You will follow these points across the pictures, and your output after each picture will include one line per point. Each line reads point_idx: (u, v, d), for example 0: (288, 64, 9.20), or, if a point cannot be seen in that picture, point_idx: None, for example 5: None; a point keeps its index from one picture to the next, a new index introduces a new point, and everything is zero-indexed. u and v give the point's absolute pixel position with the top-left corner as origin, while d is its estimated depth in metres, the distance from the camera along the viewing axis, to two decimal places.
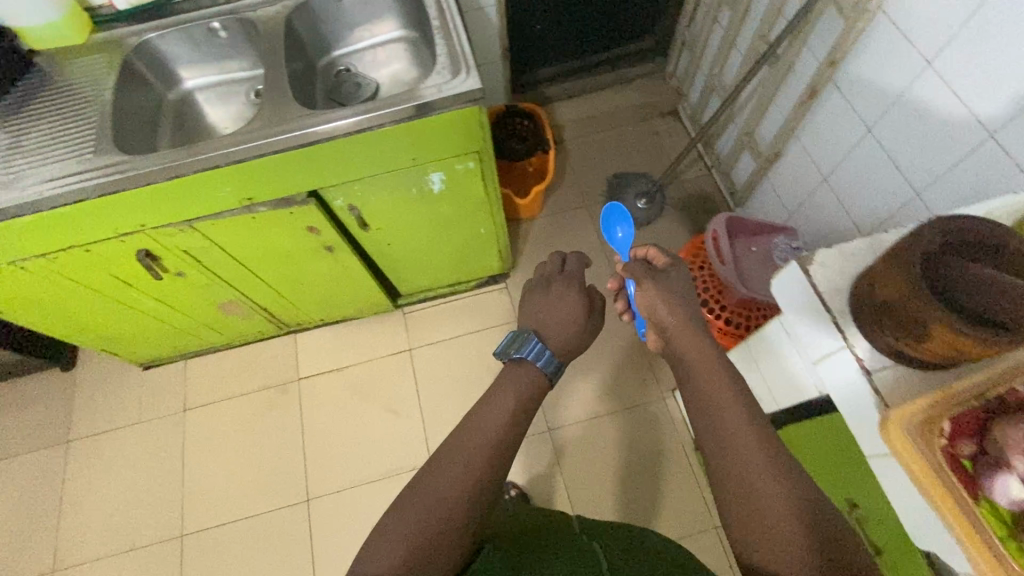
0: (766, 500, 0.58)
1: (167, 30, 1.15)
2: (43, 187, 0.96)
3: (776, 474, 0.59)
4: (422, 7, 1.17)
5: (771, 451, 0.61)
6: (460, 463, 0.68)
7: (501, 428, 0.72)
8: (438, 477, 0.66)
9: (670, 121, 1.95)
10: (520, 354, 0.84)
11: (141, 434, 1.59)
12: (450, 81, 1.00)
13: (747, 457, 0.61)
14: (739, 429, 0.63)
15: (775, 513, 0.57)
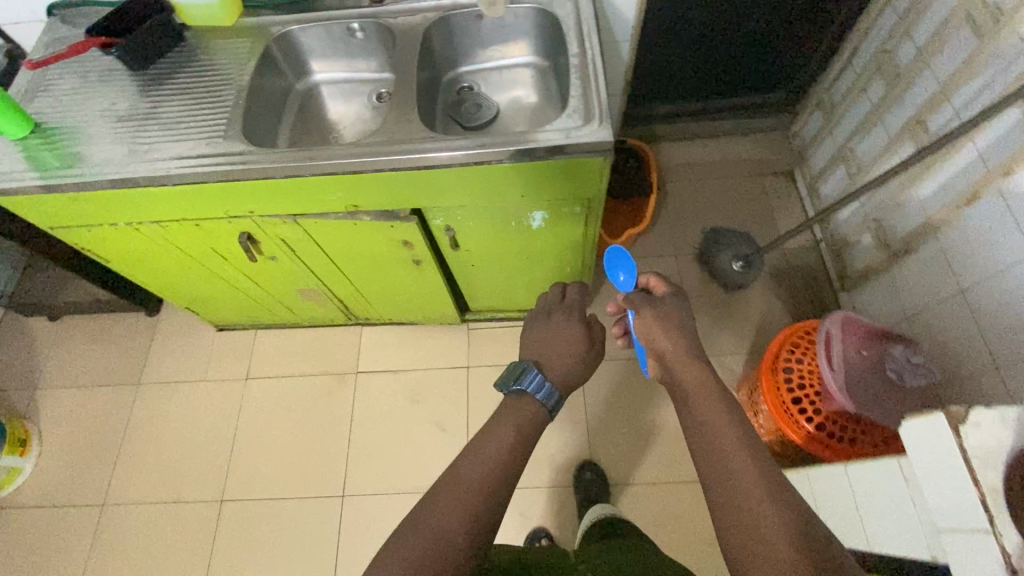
0: (758, 519, 0.58)
1: (310, 24, 1.17)
2: (172, 163, 0.99)
3: (765, 491, 0.60)
4: (562, 40, 1.12)
5: (760, 472, 0.62)
6: (461, 487, 0.70)
7: (504, 455, 0.75)
8: (438, 499, 0.68)
9: (782, 182, 1.83)
10: (521, 387, 0.86)
11: (204, 392, 1.66)
12: (582, 128, 0.95)
13: (736, 476, 0.62)
14: (730, 451, 0.64)
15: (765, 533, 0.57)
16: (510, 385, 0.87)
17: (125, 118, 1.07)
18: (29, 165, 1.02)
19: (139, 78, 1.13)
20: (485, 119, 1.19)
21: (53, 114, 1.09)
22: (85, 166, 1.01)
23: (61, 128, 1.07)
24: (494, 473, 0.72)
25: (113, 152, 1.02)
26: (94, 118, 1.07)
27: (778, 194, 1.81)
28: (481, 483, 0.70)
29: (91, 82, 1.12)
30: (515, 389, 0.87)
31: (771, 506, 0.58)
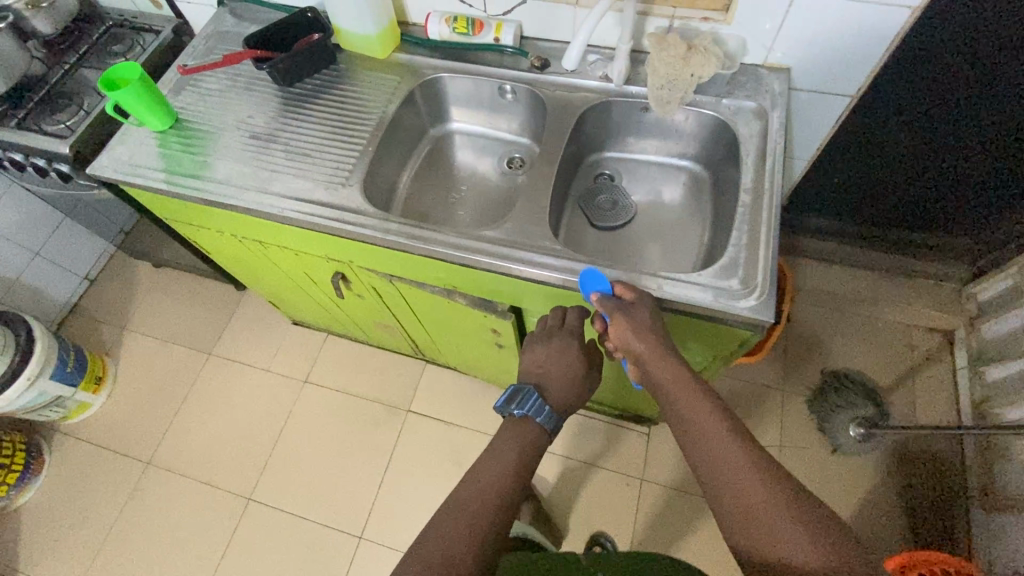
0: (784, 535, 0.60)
1: (461, 74, 1.08)
2: (288, 198, 0.95)
3: (776, 496, 0.62)
4: (734, 162, 0.96)
5: (765, 476, 0.64)
6: (461, 532, 0.70)
7: (501, 489, 0.76)
8: (437, 530, 0.70)
9: (933, 339, 1.58)
10: (521, 411, 0.84)
11: (264, 381, 1.68)
12: (735, 298, 0.78)
13: (748, 490, 0.63)
14: (734, 459, 0.65)
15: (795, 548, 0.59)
16: (510, 409, 0.84)
17: (258, 135, 1.04)
18: (158, 161, 1.02)
19: (283, 93, 1.10)
20: (619, 223, 1.06)
21: (196, 113, 1.09)
22: (208, 178, 0.99)
23: (197, 129, 1.07)
24: (497, 507, 0.74)
25: (237, 170, 0.99)
26: (230, 127, 1.06)
27: (924, 353, 1.56)
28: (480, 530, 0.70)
29: (239, 87, 1.11)
30: (516, 413, 0.84)
31: (788, 514, 0.61)
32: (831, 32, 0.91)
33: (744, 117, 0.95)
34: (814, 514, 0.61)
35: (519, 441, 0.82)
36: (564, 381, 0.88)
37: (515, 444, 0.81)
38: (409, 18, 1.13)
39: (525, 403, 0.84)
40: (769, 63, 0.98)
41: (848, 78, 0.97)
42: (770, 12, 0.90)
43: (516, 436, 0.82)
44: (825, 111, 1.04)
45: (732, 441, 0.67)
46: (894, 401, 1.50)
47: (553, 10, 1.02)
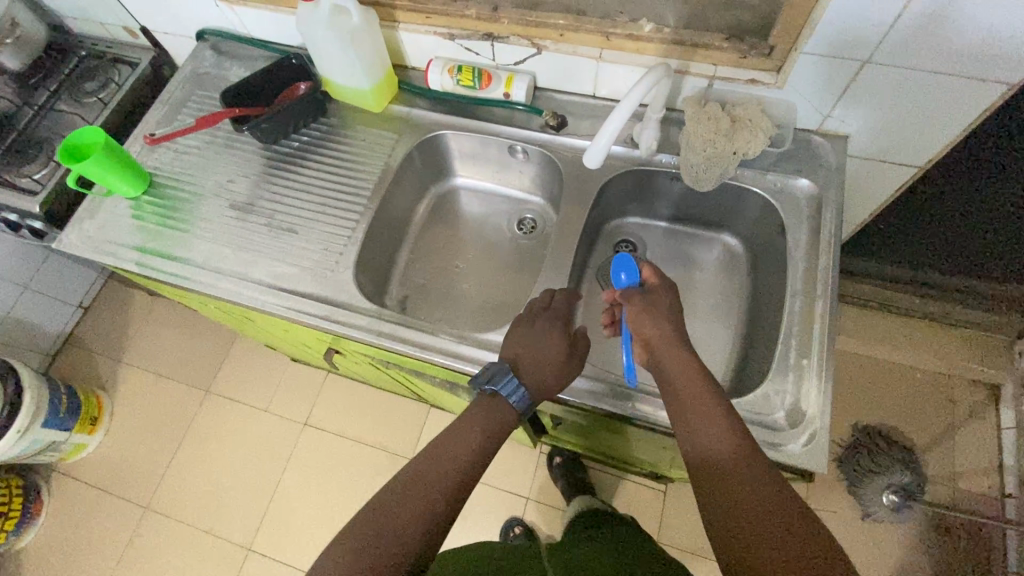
0: (728, 466, 0.59)
1: (465, 133, 0.96)
2: (270, 289, 0.84)
3: (730, 436, 0.61)
4: (777, 247, 0.84)
5: (726, 419, 0.62)
6: (406, 506, 0.61)
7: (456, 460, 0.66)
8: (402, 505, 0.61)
9: (977, 393, 1.44)
10: (493, 388, 0.71)
11: (263, 422, 1.62)
12: (781, 442, 0.67)
13: (704, 427, 0.62)
14: (699, 401, 0.65)
15: (733, 478, 0.58)
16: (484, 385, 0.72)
17: (240, 205, 0.93)
18: (130, 238, 0.92)
19: (268, 153, 0.98)
20: None
21: (171, 177, 0.97)
22: (184, 259, 0.89)
23: (170, 197, 0.96)
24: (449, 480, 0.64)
25: (216, 250, 0.89)
26: (209, 196, 0.95)
27: (967, 409, 1.43)
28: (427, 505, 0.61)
29: (218, 145, 0.99)
30: (487, 389, 0.72)
31: (736, 450, 0.60)
32: (904, 104, 0.76)
33: (791, 197, 0.82)
34: (761, 457, 0.59)
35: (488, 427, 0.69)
36: (546, 365, 0.73)
37: (482, 434, 0.68)
38: (408, 62, 1.00)
39: (501, 381, 0.71)
40: (823, 129, 0.84)
41: (917, 150, 0.82)
42: (831, 79, 0.76)
43: (487, 417, 0.70)
44: (883, 180, 0.90)
45: (702, 390, 0.66)
46: (931, 462, 1.39)
47: (572, 64, 0.88)
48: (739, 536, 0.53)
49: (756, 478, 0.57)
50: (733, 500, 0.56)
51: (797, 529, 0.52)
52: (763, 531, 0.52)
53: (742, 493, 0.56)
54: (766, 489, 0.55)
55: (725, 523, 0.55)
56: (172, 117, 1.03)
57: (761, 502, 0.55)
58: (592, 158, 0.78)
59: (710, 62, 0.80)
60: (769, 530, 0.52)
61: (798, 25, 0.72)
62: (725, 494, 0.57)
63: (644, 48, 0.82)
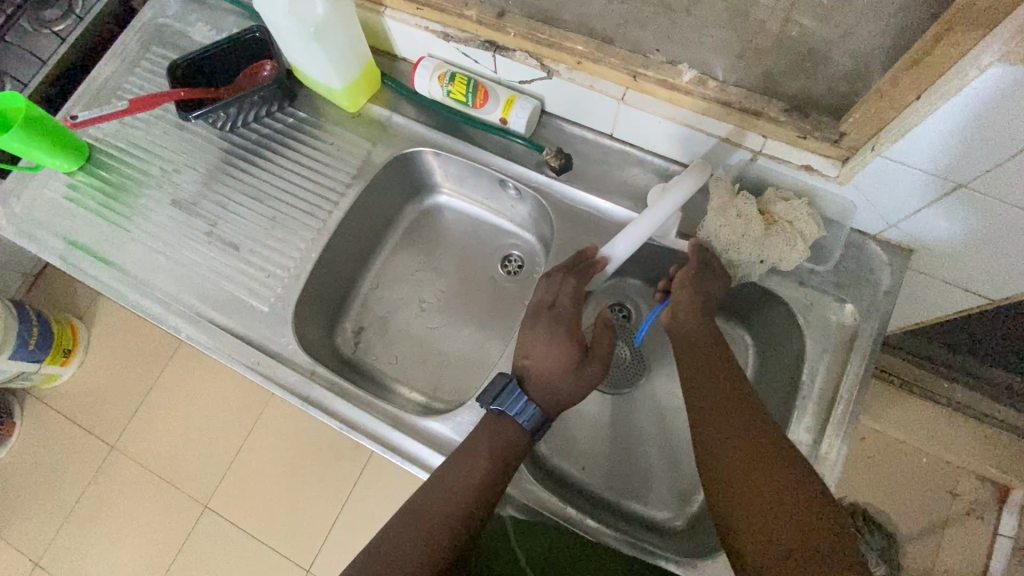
0: (734, 446, 0.56)
1: (450, 156, 0.81)
2: (201, 318, 0.74)
3: (741, 414, 0.58)
4: (788, 367, 0.70)
5: (738, 396, 0.59)
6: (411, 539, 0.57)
7: (467, 483, 0.60)
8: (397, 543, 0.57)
9: (982, 491, 1.31)
10: (499, 408, 0.64)
11: (233, 382, 1.59)
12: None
13: (714, 405, 0.59)
14: (710, 378, 0.61)
15: (742, 458, 0.55)
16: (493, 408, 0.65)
17: (184, 204, 0.81)
18: (59, 224, 0.81)
19: (222, 143, 0.84)
20: (622, 389, 0.81)
21: (113, 154, 0.84)
22: (116, 262, 0.78)
23: (110, 178, 0.83)
24: (459, 505, 0.59)
25: (150, 257, 0.78)
26: (151, 186, 0.82)
27: (967, 507, 1.31)
28: (432, 539, 0.57)
29: (168, 123, 0.85)
30: (494, 410, 0.65)
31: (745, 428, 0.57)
32: (994, 238, 0.59)
33: (821, 317, 0.67)
34: (771, 435, 0.56)
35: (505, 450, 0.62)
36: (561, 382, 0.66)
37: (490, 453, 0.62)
38: (398, 51, 0.82)
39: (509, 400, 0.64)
40: (883, 235, 0.68)
41: (995, 285, 0.66)
42: (907, 190, 0.59)
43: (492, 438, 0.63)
44: (943, 298, 0.74)
45: (717, 374, 0.61)
46: (912, 552, 1.29)
47: (589, 98, 0.71)
48: (750, 520, 0.51)
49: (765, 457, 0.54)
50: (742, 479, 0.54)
51: (809, 507, 0.50)
52: (778, 517, 0.50)
53: (753, 475, 0.53)
54: (783, 495, 0.51)
55: (735, 502, 0.53)
56: (122, 77, 0.88)
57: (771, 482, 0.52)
58: (619, 249, 0.70)
59: (761, 133, 0.62)
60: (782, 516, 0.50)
61: (884, 120, 0.53)
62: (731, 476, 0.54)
63: (680, 100, 0.63)
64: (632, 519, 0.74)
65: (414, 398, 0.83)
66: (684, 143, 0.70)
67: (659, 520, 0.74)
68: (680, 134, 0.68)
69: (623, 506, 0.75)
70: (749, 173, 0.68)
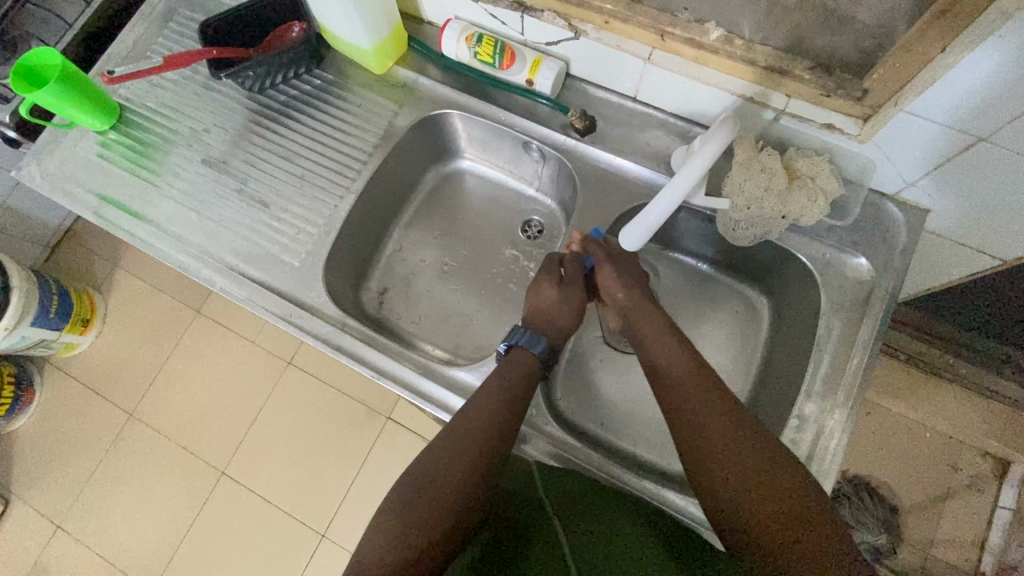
0: (720, 425, 0.58)
1: (477, 118, 0.82)
2: (233, 272, 0.76)
3: (720, 406, 0.59)
4: (803, 325, 0.72)
5: (711, 386, 0.61)
6: (449, 480, 0.59)
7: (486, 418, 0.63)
8: (420, 478, 0.60)
9: (983, 464, 1.34)
10: (505, 344, 0.70)
11: (249, 352, 1.61)
12: None
13: (694, 401, 0.61)
14: (686, 372, 0.63)
15: (722, 435, 0.58)
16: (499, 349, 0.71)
17: (214, 162, 0.83)
18: (93, 181, 0.83)
19: (251, 103, 0.85)
20: None
21: (143, 114, 0.86)
22: (149, 218, 0.80)
23: (141, 137, 0.85)
24: (486, 439, 0.62)
25: (182, 212, 0.80)
26: (181, 145, 0.84)
27: (968, 479, 1.34)
28: (449, 472, 0.60)
29: (197, 84, 0.87)
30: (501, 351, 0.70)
31: (725, 421, 0.58)
32: (1011, 195, 0.60)
33: (838, 274, 0.69)
34: (750, 426, 0.58)
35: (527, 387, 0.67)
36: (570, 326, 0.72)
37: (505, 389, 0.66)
38: (424, 13, 0.83)
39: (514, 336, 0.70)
40: (900, 196, 0.70)
41: (1005, 245, 0.68)
42: (925, 147, 0.61)
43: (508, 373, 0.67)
44: (956, 260, 0.76)
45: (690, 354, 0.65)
46: (913, 522, 1.32)
47: (615, 59, 0.72)
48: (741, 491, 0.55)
49: (749, 448, 0.56)
50: (732, 477, 0.55)
51: (788, 479, 0.54)
52: (765, 497, 0.54)
53: (734, 449, 0.57)
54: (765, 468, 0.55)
55: (722, 477, 0.56)
56: (151, 39, 0.89)
57: (761, 475, 0.55)
58: (664, 204, 0.63)
59: (784, 92, 0.63)
60: (773, 505, 0.53)
61: (907, 75, 0.55)
62: (727, 468, 0.56)
63: (706, 60, 0.65)
64: (649, 469, 0.76)
65: (437, 356, 0.85)
66: (708, 104, 0.71)
67: (677, 473, 0.76)
68: (704, 94, 0.70)
69: (639, 457, 0.77)
70: (771, 134, 0.70)
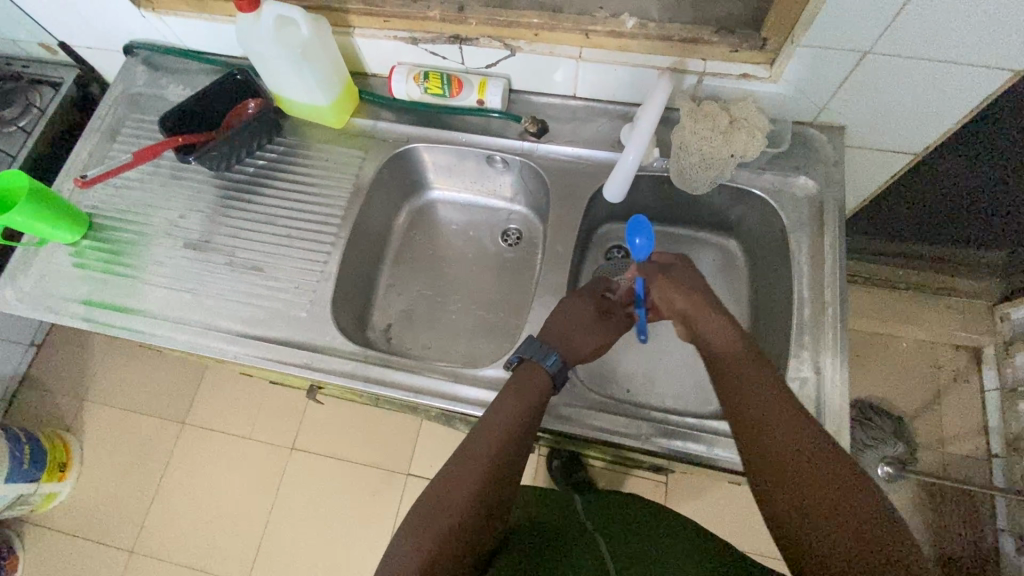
0: (778, 431, 0.56)
1: (440, 145, 0.89)
2: (241, 338, 0.77)
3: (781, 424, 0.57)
4: (776, 248, 0.80)
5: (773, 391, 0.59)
6: (465, 478, 0.59)
7: (507, 419, 0.63)
8: (446, 476, 0.60)
9: (960, 357, 1.45)
10: (517, 356, 0.71)
11: (247, 449, 1.55)
12: None
13: (758, 408, 0.58)
14: (753, 394, 0.60)
15: (779, 439, 0.56)
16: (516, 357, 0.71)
17: (195, 244, 0.84)
18: (73, 291, 0.82)
19: (221, 182, 0.89)
20: None
21: (112, 217, 0.87)
22: (140, 311, 0.80)
23: (116, 239, 0.86)
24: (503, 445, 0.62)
25: (175, 297, 0.81)
26: (159, 235, 0.85)
27: (952, 373, 1.44)
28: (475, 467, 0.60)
29: (162, 177, 0.89)
30: (514, 361, 0.71)
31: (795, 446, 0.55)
32: (905, 93, 0.72)
33: (790, 196, 0.79)
34: (825, 432, 0.56)
35: (530, 396, 0.66)
36: (573, 330, 0.73)
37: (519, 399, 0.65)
38: (367, 67, 0.91)
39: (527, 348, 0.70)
40: (819, 121, 0.81)
41: (912, 138, 0.79)
42: (828, 72, 0.72)
43: (520, 385, 0.67)
44: (879, 166, 0.87)
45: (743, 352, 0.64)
46: (920, 425, 1.40)
47: (549, 65, 0.81)
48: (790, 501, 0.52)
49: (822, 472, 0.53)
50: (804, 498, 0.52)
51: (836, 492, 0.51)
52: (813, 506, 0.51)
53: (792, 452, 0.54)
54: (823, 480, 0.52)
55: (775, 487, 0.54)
56: (106, 147, 0.92)
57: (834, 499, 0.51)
58: (633, 156, 0.76)
59: (700, 56, 0.74)
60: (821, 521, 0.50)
61: (794, 15, 0.66)
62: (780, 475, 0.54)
63: (628, 46, 0.75)
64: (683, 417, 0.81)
65: None
66: (639, 85, 0.81)
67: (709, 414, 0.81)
68: (634, 76, 0.80)
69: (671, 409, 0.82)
70: (699, 96, 0.80)
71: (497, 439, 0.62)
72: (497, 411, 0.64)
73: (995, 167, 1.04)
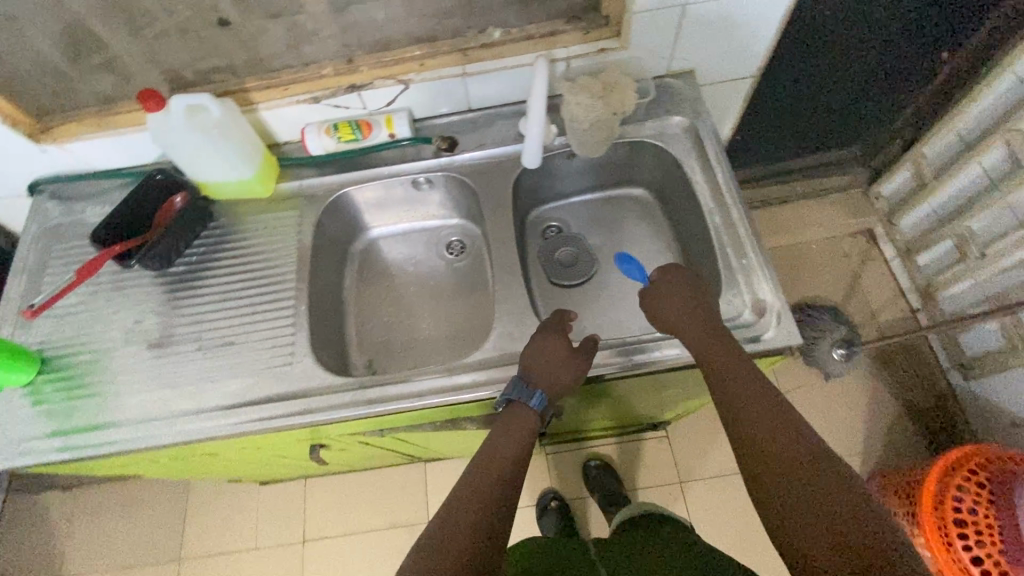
0: (772, 433, 0.64)
1: (366, 184, 0.97)
2: (234, 409, 0.79)
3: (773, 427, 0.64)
4: (677, 180, 0.94)
5: (764, 393, 0.67)
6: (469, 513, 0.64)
7: (504, 459, 0.70)
8: (452, 515, 0.64)
9: (860, 240, 1.67)
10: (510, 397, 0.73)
11: (257, 560, 1.46)
12: (759, 332, 0.77)
13: (752, 414, 0.66)
14: (748, 398, 0.67)
15: (772, 441, 0.64)
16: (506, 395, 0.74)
17: (158, 344, 0.85)
18: (42, 428, 0.80)
19: (167, 278, 0.90)
20: (591, 271, 0.98)
21: (64, 346, 0.86)
22: (121, 422, 0.79)
23: (74, 365, 0.85)
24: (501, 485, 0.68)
25: (153, 398, 0.81)
26: (119, 346, 0.85)
27: (859, 256, 1.65)
28: (477, 503, 0.65)
29: (106, 292, 0.90)
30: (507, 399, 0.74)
31: (789, 449, 0.63)
32: (725, 29, 0.88)
33: (671, 135, 0.94)
34: (812, 436, 0.63)
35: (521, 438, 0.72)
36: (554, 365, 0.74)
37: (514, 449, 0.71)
38: (277, 137, 0.97)
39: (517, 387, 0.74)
40: (672, 70, 0.96)
41: (746, 64, 0.96)
42: (663, 29, 0.87)
43: (507, 432, 0.73)
44: (731, 95, 1.04)
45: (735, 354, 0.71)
46: (851, 307, 1.59)
47: (441, 88, 0.92)
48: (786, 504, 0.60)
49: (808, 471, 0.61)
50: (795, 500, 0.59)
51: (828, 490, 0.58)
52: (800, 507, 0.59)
53: (786, 457, 0.62)
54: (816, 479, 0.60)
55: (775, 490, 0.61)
56: (38, 283, 0.91)
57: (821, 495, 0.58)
58: (538, 129, 0.86)
59: (562, 44, 0.88)
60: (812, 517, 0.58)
61: None
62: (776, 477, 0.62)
63: (502, 52, 0.88)
64: None
65: None
66: (521, 83, 0.94)
67: None
68: (514, 77, 0.92)
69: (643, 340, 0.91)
70: None
71: (495, 478, 0.68)
72: (490, 455, 0.71)
73: (822, 76, 1.24)
